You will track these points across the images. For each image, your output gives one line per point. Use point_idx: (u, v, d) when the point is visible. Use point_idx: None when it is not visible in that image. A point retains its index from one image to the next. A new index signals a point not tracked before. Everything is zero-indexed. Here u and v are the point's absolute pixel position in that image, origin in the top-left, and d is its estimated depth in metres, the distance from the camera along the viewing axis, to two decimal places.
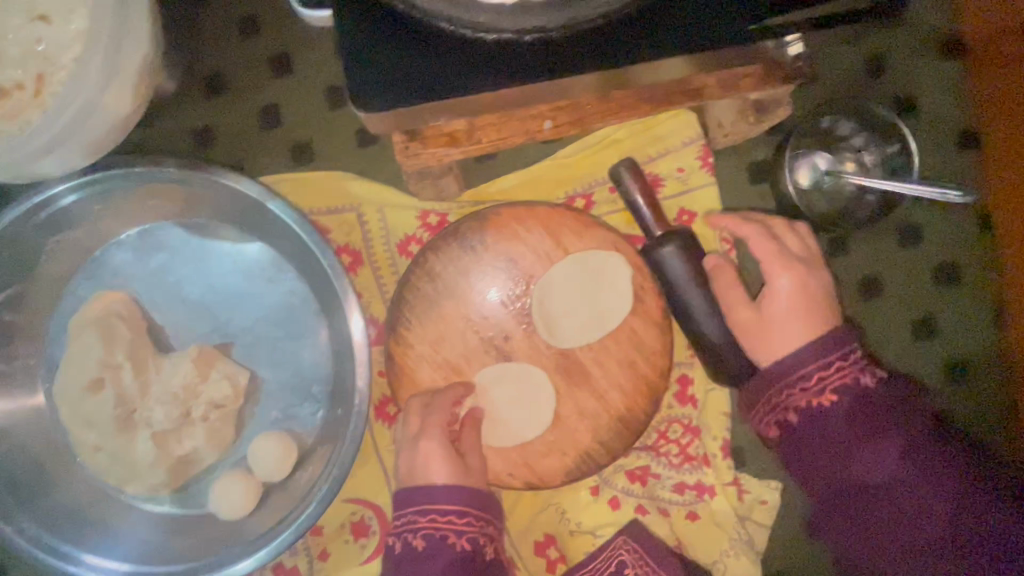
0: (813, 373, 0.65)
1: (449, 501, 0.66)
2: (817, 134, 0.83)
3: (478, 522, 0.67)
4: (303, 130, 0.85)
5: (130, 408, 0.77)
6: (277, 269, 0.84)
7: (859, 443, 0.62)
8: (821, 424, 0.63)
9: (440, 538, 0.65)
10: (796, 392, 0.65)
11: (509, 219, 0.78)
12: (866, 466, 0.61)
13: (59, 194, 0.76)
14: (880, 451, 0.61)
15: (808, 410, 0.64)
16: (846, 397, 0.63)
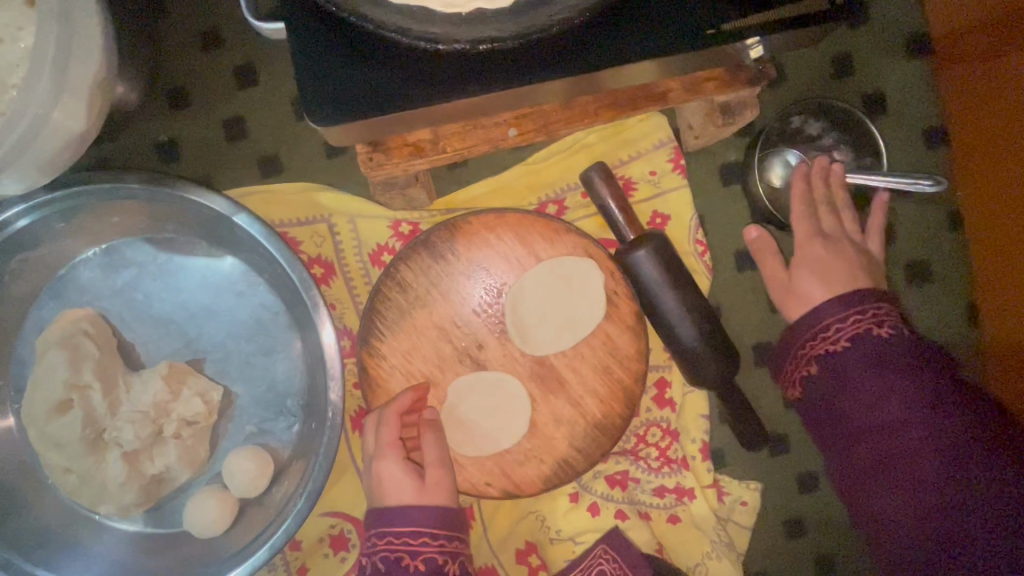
0: (834, 328, 0.70)
1: (403, 521, 0.65)
2: (787, 134, 0.83)
3: (438, 541, 0.66)
4: (270, 141, 0.85)
5: (99, 428, 0.75)
6: (248, 283, 0.84)
7: (860, 383, 0.67)
8: (838, 372, 0.68)
9: (395, 560, 0.64)
10: (819, 344, 0.70)
11: (480, 227, 0.76)
12: (867, 404, 0.66)
13: (20, 212, 0.74)
14: (879, 395, 0.66)
15: (829, 359, 0.69)
16: (859, 347, 0.68)
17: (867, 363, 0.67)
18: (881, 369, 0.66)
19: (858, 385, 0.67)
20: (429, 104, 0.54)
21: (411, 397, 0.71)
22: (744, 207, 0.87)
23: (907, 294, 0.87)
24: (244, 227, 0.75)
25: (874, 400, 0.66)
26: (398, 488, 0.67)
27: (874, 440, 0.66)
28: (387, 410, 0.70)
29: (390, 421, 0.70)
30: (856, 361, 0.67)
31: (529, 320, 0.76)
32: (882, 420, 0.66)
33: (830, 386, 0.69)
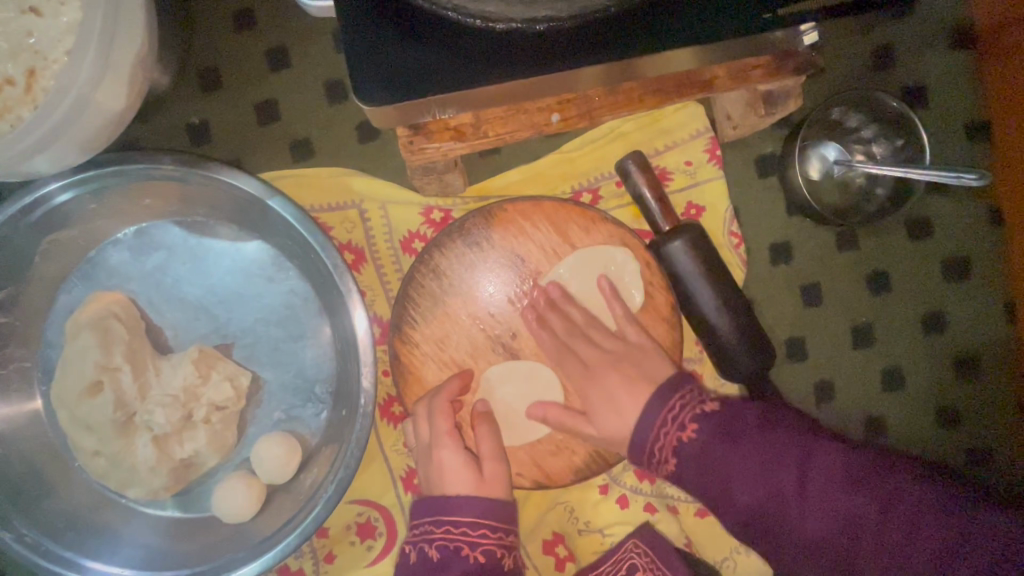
0: (663, 421, 0.63)
1: (464, 511, 0.64)
2: (827, 127, 0.83)
3: (496, 533, 0.64)
4: (301, 125, 0.84)
5: (129, 412, 0.75)
6: (277, 269, 0.83)
7: (755, 467, 0.58)
8: (703, 459, 0.60)
9: (454, 549, 0.62)
10: (662, 439, 0.63)
11: (516, 215, 0.75)
12: (762, 480, 0.58)
13: (52, 193, 0.73)
14: (741, 470, 0.58)
15: (682, 446, 0.62)
16: (705, 425, 0.61)
17: (733, 439, 0.60)
18: (761, 447, 0.59)
19: (755, 468, 0.58)
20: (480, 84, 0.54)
21: (459, 385, 0.71)
22: (779, 200, 0.86)
23: (944, 291, 0.86)
24: (277, 211, 0.74)
25: (778, 485, 0.57)
26: (458, 477, 0.67)
27: (805, 534, 0.55)
28: (439, 398, 0.70)
29: (444, 409, 0.70)
30: (756, 440, 0.60)
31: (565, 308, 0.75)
32: (802, 519, 0.55)
33: (718, 482, 0.59)
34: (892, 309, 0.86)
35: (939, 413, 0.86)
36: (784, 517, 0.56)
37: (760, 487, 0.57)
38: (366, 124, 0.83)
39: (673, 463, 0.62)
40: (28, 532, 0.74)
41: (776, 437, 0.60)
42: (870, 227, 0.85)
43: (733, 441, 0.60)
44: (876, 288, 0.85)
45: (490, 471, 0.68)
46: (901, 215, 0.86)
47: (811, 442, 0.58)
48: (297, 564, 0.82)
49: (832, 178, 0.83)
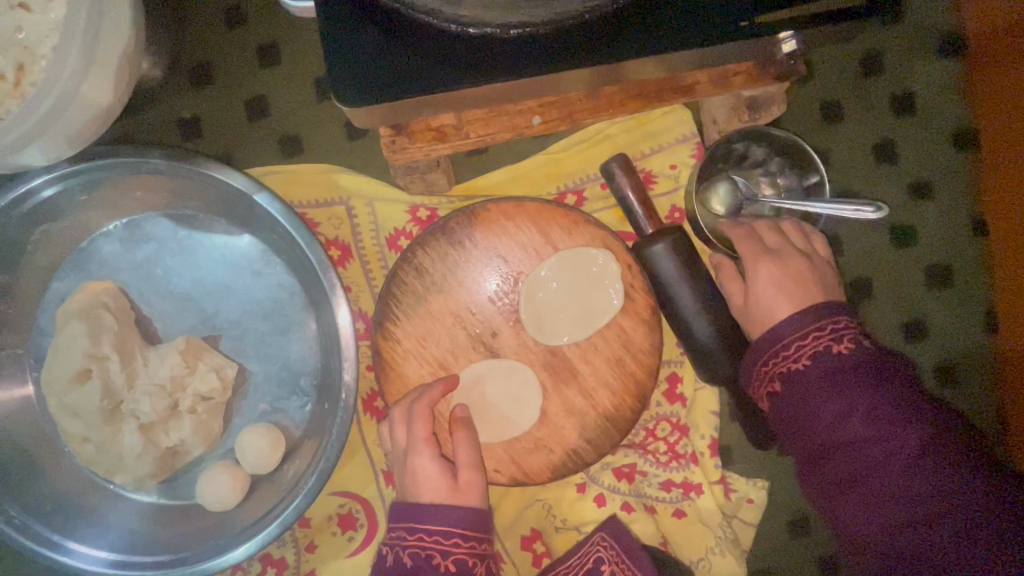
0: (799, 341, 0.70)
1: (439, 519, 0.65)
2: (731, 160, 0.81)
3: (468, 543, 0.66)
4: (291, 122, 0.84)
5: (116, 400, 0.76)
6: (265, 263, 0.84)
7: (820, 404, 0.65)
8: (804, 388, 0.68)
9: (426, 557, 0.64)
10: (781, 360, 0.70)
11: (498, 215, 0.76)
12: (836, 421, 0.65)
13: (38, 187, 0.74)
14: (847, 410, 0.64)
15: (793, 373, 0.69)
16: (820, 364, 0.67)
17: (809, 383, 0.68)
18: (865, 391, 0.65)
19: (836, 406, 0.65)
20: (458, 87, 0.55)
21: (441, 390, 0.72)
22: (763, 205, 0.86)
23: (925, 299, 0.86)
24: (264, 206, 0.75)
25: (832, 421, 0.65)
26: (434, 484, 0.68)
27: (845, 457, 0.64)
28: (420, 403, 0.71)
29: (424, 414, 0.70)
30: (810, 381, 0.68)
31: (545, 309, 0.76)
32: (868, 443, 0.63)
33: (795, 407, 0.68)
34: (872, 317, 0.86)
35: None
36: (856, 451, 0.63)
37: (825, 419, 0.65)
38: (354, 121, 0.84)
39: (775, 386, 0.70)
40: (17, 515, 0.76)
41: (845, 376, 0.66)
42: (851, 234, 0.86)
43: (842, 384, 0.66)
44: (857, 295, 0.86)
45: (467, 480, 0.69)
46: (885, 223, 0.86)
47: (878, 386, 0.65)
48: (279, 552, 0.83)
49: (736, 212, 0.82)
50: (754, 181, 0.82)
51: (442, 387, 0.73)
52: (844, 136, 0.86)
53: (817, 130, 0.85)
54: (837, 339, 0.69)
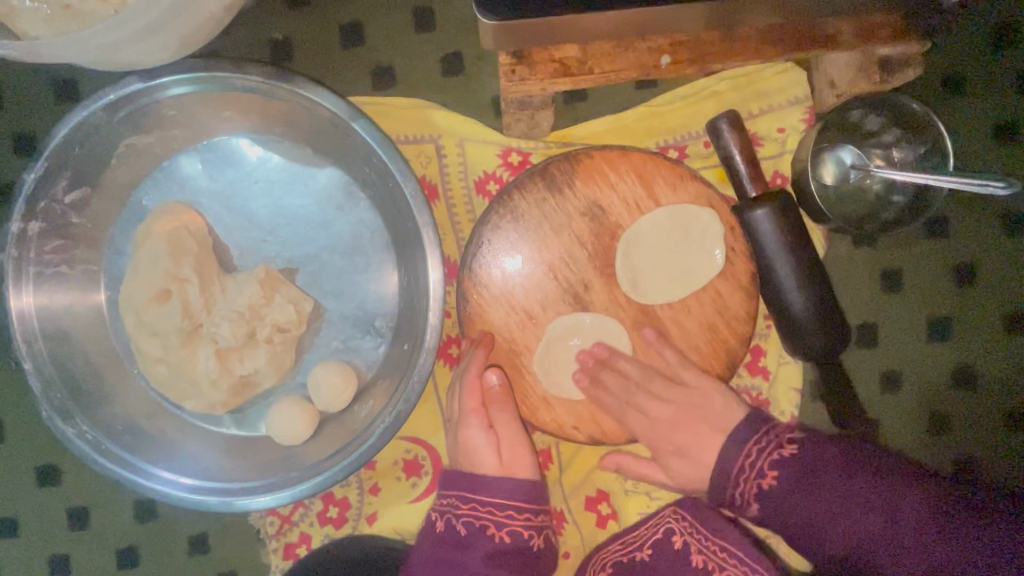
0: (743, 468, 0.66)
1: (494, 493, 0.68)
2: (845, 128, 0.77)
3: (524, 515, 0.69)
4: (385, 52, 0.81)
5: (195, 323, 0.74)
6: (348, 198, 0.82)
7: (837, 516, 0.60)
8: (778, 506, 0.64)
9: (480, 527, 0.67)
10: (745, 485, 0.65)
11: (601, 163, 0.73)
12: (844, 528, 0.60)
13: (166, 85, 0.71)
14: (829, 517, 0.61)
15: (760, 493, 0.65)
16: (785, 475, 0.63)
17: (804, 485, 0.62)
18: (841, 481, 0.61)
19: (834, 511, 0.61)
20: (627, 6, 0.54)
21: (484, 355, 0.72)
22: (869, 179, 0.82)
23: None
24: (360, 135, 0.72)
25: (852, 529, 0.59)
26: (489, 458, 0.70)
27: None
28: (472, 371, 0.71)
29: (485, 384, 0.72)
30: (791, 490, 0.63)
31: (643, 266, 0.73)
32: (889, 561, 0.57)
33: (803, 519, 0.62)
34: (974, 305, 0.83)
35: (1006, 414, 0.84)
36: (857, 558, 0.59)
37: (837, 540, 0.60)
38: (452, 56, 0.81)
39: (756, 507, 0.65)
40: (88, 429, 0.75)
41: (838, 478, 0.61)
42: (959, 216, 0.82)
43: (812, 486, 0.62)
44: (960, 281, 0.82)
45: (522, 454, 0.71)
46: (994, 208, 0.82)
47: (851, 466, 0.61)
48: (342, 493, 0.82)
49: (847, 182, 0.77)
50: (867, 153, 0.78)
51: (490, 347, 0.73)
52: (963, 111, 0.81)
53: (937, 102, 0.81)
54: (779, 442, 0.66)
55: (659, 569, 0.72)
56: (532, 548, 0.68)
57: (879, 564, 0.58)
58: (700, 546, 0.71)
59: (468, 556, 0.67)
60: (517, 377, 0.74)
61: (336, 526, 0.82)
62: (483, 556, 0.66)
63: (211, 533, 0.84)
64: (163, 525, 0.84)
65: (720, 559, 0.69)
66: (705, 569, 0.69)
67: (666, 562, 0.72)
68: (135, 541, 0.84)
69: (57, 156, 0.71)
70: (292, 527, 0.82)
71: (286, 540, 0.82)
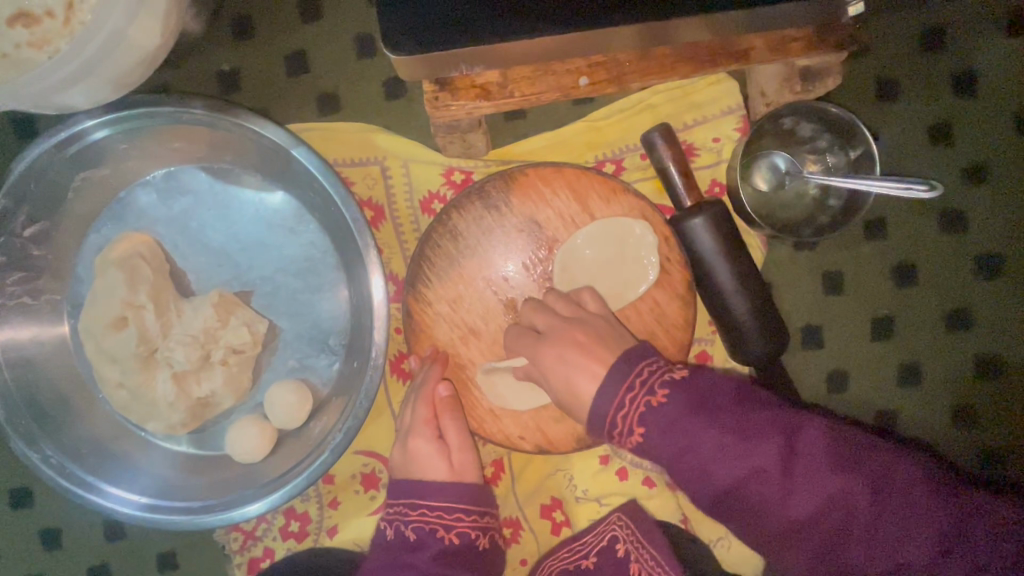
0: (629, 395, 0.60)
1: (440, 496, 0.71)
2: (778, 136, 0.79)
3: (470, 516, 0.71)
4: (329, 79, 0.84)
5: (151, 348, 0.77)
6: (299, 221, 0.84)
7: (729, 443, 0.55)
8: (672, 441, 0.57)
9: (429, 531, 0.69)
10: (631, 410, 0.59)
11: (537, 180, 0.75)
12: (729, 459, 0.55)
13: (90, 129, 0.75)
14: (726, 448, 0.56)
15: (649, 413, 0.59)
16: (675, 399, 0.58)
17: (701, 408, 0.57)
18: (751, 414, 0.57)
19: (726, 441, 0.56)
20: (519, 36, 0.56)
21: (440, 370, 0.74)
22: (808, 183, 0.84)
23: (971, 288, 0.84)
24: (302, 161, 0.75)
25: (738, 458, 0.55)
26: (434, 466, 0.73)
27: (837, 514, 0.52)
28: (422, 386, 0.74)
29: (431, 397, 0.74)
30: (687, 415, 0.57)
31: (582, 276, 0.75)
32: (785, 494, 0.54)
33: (697, 448, 0.56)
34: (915, 303, 0.84)
35: (953, 412, 0.85)
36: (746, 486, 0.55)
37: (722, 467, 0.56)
38: (393, 80, 0.84)
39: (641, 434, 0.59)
40: (53, 454, 0.77)
41: (739, 408, 0.58)
42: (897, 217, 0.84)
43: (710, 414, 0.57)
44: (900, 280, 0.84)
45: (466, 461, 0.74)
46: (933, 207, 0.84)
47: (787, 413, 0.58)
48: (302, 507, 0.85)
49: (782, 188, 0.79)
50: (800, 159, 0.79)
51: (443, 362, 0.75)
52: (897, 113, 0.83)
53: (871, 106, 0.82)
54: (670, 366, 0.61)
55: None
56: (478, 549, 0.70)
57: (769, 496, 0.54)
58: (637, 554, 0.74)
59: (419, 558, 0.68)
60: (462, 391, 0.76)
61: (298, 540, 0.84)
62: (433, 556, 0.68)
63: (180, 549, 0.87)
64: (132, 543, 0.87)
65: (650, 568, 0.73)
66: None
67: (605, 567, 0.75)
68: (106, 558, 0.87)
69: (14, 192, 0.74)
70: (256, 542, 0.85)
71: (250, 555, 0.85)
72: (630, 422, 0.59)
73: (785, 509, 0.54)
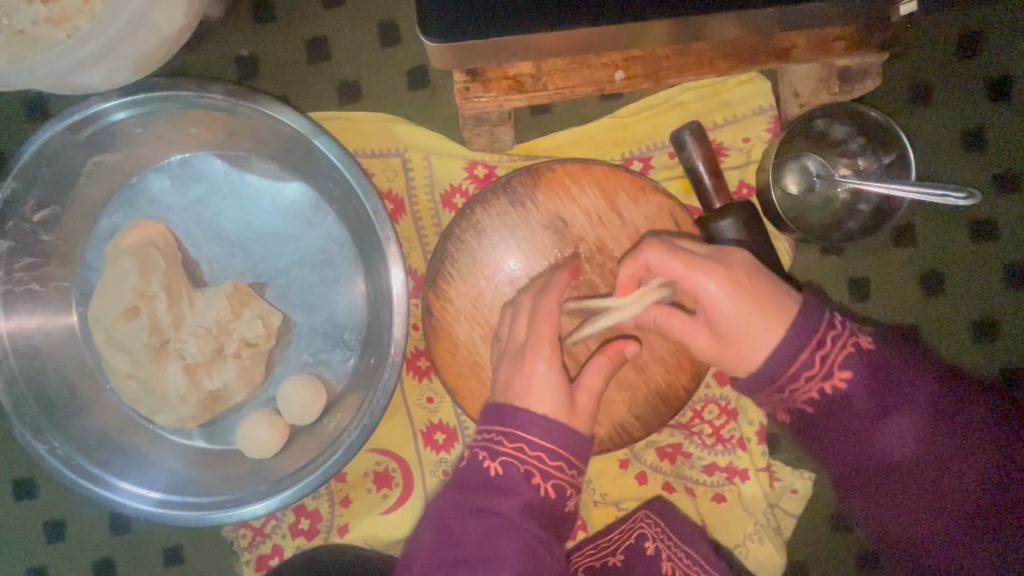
0: (807, 364, 0.58)
1: (539, 435, 0.57)
2: (810, 139, 0.78)
3: (569, 470, 0.58)
4: (352, 66, 0.82)
5: (164, 338, 0.75)
6: (316, 212, 0.82)
7: (869, 405, 0.58)
8: (844, 405, 0.59)
9: (522, 473, 0.56)
10: (803, 385, 0.59)
11: (564, 176, 0.73)
12: (883, 422, 0.58)
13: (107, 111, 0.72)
14: (874, 402, 0.58)
15: (822, 398, 0.59)
16: (864, 377, 0.57)
17: (888, 375, 0.58)
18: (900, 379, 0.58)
19: (862, 394, 0.58)
20: (572, 28, 0.55)
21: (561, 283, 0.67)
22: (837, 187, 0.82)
23: (998, 297, 0.83)
24: (322, 151, 0.73)
25: (892, 419, 0.58)
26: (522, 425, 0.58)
27: (931, 469, 0.57)
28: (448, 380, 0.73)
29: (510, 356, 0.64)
30: (853, 379, 0.58)
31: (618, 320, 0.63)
32: (875, 432, 0.58)
33: (837, 408, 0.59)
34: (941, 312, 0.83)
35: None
36: (863, 435, 0.59)
37: (892, 446, 0.58)
38: (418, 71, 0.82)
39: (828, 398, 0.59)
40: (59, 445, 0.75)
41: (900, 372, 0.58)
42: (926, 224, 0.82)
43: (886, 381, 0.58)
44: (927, 288, 0.83)
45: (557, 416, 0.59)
46: (963, 215, 0.82)
47: (917, 377, 0.58)
48: (313, 505, 0.83)
49: (813, 191, 0.78)
50: (832, 162, 0.79)
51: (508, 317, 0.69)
52: (930, 118, 0.81)
53: (904, 110, 0.81)
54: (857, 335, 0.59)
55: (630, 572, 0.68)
56: (566, 509, 0.58)
57: (871, 439, 0.58)
58: (670, 552, 0.70)
59: (505, 503, 0.55)
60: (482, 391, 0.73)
61: (308, 538, 0.83)
62: (522, 506, 0.55)
63: (187, 544, 0.85)
64: (138, 537, 0.85)
65: (685, 565, 0.69)
66: None
67: (637, 567, 0.69)
68: (110, 552, 0.85)
69: (25, 175, 0.72)
70: (265, 539, 0.83)
71: (258, 552, 0.83)
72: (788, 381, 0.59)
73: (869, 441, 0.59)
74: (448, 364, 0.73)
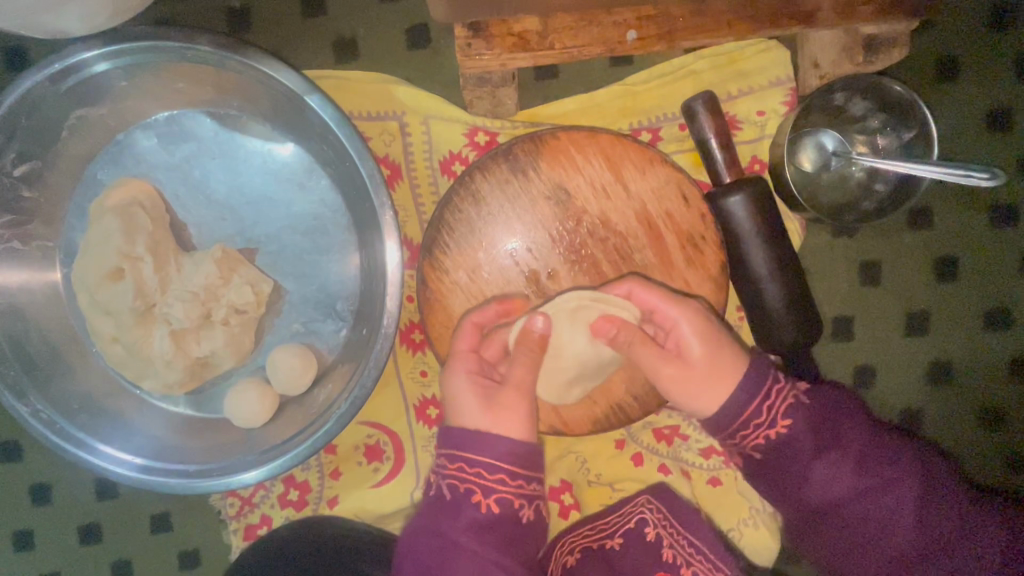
0: (753, 420, 0.62)
1: (483, 450, 0.58)
2: (828, 113, 0.74)
3: (518, 482, 0.58)
4: (349, 23, 0.78)
5: (149, 302, 0.72)
6: (309, 176, 0.79)
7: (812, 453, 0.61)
8: (787, 453, 0.61)
9: (464, 492, 0.57)
10: (757, 429, 0.62)
11: (569, 145, 0.70)
12: (826, 470, 0.61)
13: (90, 60, 0.68)
14: (814, 450, 0.61)
15: (768, 443, 0.62)
16: (802, 423, 0.61)
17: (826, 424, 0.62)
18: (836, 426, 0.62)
19: (805, 443, 0.61)
20: None
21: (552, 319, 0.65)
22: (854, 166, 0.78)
23: (1012, 286, 0.80)
24: (316, 111, 0.69)
25: (832, 466, 0.61)
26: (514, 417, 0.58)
27: (864, 510, 0.61)
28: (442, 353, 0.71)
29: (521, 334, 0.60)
30: (794, 429, 0.61)
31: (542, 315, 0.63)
32: (817, 479, 0.61)
33: (784, 458, 0.61)
34: (953, 299, 0.80)
35: (982, 412, 0.82)
36: (795, 477, 0.62)
37: (830, 491, 0.61)
38: (418, 29, 0.78)
39: (770, 448, 0.62)
40: (43, 407, 0.73)
41: (834, 423, 0.62)
42: (944, 207, 0.79)
43: (825, 430, 0.62)
44: (941, 273, 0.80)
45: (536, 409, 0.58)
46: (983, 199, 0.79)
47: (851, 424, 0.62)
48: (303, 476, 0.82)
49: (828, 169, 0.74)
50: (850, 138, 0.74)
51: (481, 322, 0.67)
52: (955, 95, 0.77)
53: (929, 85, 0.77)
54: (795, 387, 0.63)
55: (626, 556, 0.66)
56: (520, 519, 0.58)
57: (813, 486, 0.61)
58: (671, 539, 0.68)
59: (453, 525, 0.57)
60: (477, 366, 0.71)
61: (297, 509, 0.82)
62: (469, 525, 0.57)
63: (174, 511, 0.84)
64: (125, 503, 0.84)
65: (688, 553, 0.67)
66: (672, 563, 0.65)
67: (635, 551, 0.67)
68: (97, 517, 0.84)
69: (3, 126, 0.68)
70: (253, 509, 0.82)
71: (246, 521, 0.82)
72: (737, 429, 0.62)
73: (811, 488, 0.61)
74: (443, 337, 0.71)
